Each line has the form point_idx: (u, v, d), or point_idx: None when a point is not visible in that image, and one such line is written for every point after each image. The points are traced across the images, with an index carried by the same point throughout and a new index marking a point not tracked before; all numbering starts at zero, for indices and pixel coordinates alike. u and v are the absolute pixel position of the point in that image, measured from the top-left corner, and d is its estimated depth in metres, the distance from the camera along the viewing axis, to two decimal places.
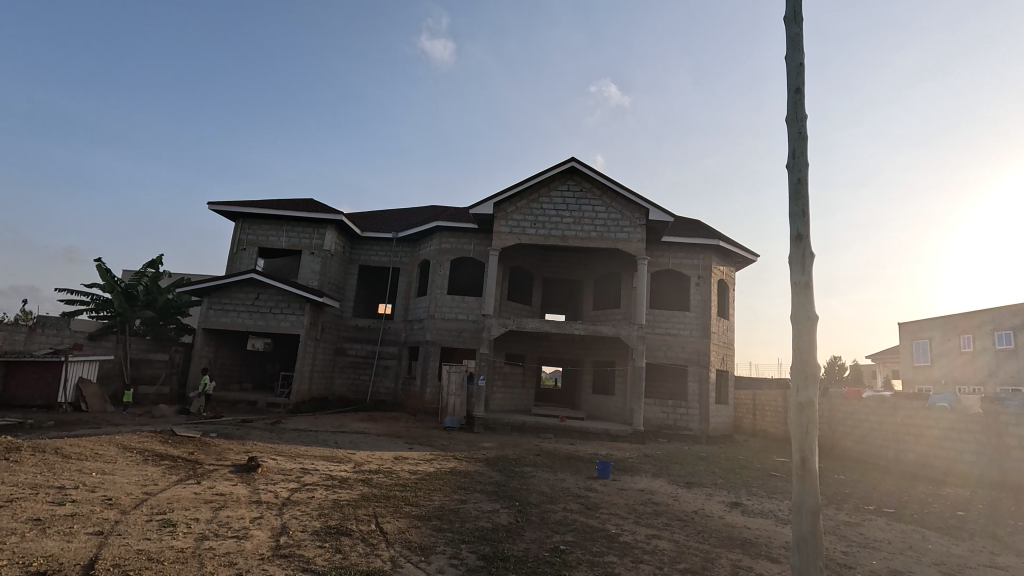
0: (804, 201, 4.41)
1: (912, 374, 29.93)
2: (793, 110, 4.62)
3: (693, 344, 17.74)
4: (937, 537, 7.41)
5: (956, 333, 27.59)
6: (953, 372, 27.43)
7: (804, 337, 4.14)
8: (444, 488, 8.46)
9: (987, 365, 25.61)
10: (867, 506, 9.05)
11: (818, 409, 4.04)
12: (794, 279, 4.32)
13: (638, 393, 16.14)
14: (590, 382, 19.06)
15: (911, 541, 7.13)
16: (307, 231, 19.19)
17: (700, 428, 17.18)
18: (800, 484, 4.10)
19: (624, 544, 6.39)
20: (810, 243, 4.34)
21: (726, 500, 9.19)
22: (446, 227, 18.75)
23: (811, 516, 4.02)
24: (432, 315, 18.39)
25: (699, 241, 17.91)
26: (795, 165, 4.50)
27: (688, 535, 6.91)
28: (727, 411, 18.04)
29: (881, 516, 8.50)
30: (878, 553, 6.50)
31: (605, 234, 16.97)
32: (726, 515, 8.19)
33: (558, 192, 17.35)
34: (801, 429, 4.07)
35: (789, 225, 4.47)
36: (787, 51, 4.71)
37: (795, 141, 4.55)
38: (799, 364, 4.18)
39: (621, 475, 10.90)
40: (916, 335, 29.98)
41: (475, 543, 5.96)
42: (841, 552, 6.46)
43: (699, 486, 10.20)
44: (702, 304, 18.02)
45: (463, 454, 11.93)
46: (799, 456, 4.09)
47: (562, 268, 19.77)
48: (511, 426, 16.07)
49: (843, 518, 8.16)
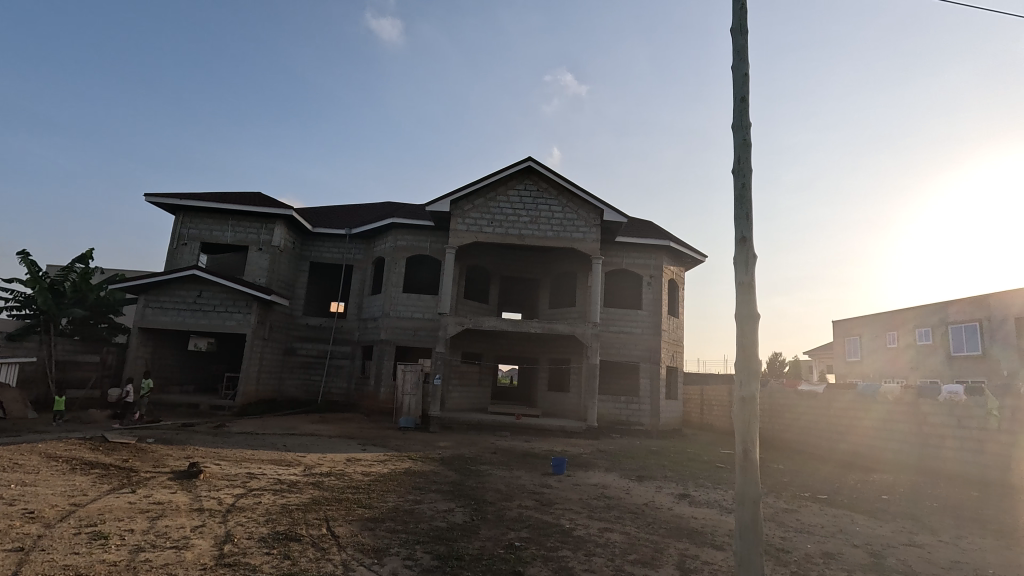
0: (748, 205, 4.64)
1: (845, 368, 32.20)
2: (738, 117, 4.84)
3: (646, 342, 18.27)
4: (864, 520, 7.97)
5: (883, 330, 29.77)
6: (881, 366, 29.64)
7: (747, 334, 4.37)
8: (398, 489, 8.34)
9: (909, 360, 27.79)
10: (804, 494, 9.57)
11: (759, 403, 4.29)
12: (739, 279, 4.55)
13: (592, 389, 16.45)
14: (546, 379, 19.29)
15: (842, 524, 7.64)
16: (254, 226, 18.39)
17: (652, 423, 17.73)
18: (743, 474, 4.31)
19: (578, 538, 6.52)
20: (753, 245, 4.57)
21: (675, 492, 9.52)
22: (401, 224, 18.45)
23: (753, 504, 4.25)
24: (387, 314, 18.06)
25: (651, 241, 18.40)
26: (740, 170, 4.73)
27: (639, 527, 7.14)
28: (676, 406, 18.76)
29: (816, 502, 9.05)
30: (812, 537, 6.92)
31: (561, 233, 17.17)
32: (675, 507, 8.49)
33: (515, 191, 17.43)
34: (744, 422, 4.30)
35: (734, 228, 4.69)
36: (733, 61, 4.92)
37: (740, 147, 4.78)
38: (742, 361, 4.41)
39: (575, 471, 11.10)
40: (848, 332, 32.21)
41: (430, 543, 5.92)
42: (780, 538, 6.82)
43: (649, 480, 10.52)
44: (654, 303, 18.57)
45: (419, 455, 11.81)
46: (742, 448, 4.31)
47: (519, 267, 19.83)
48: (467, 425, 16.02)
49: (781, 505, 8.63)
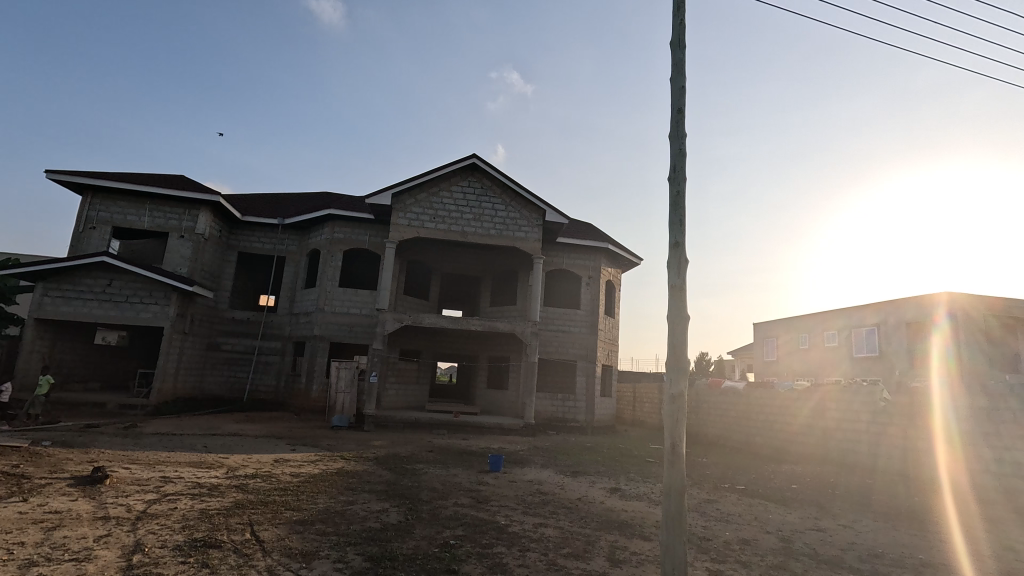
0: (681, 212, 4.88)
1: (763, 367, 34.71)
2: (675, 127, 5.07)
3: (583, 341, 18.74)
4: (776, 507, 8.61)
5: (795, 332, 32.38)
6: (793, 365, 32.21)
7: (677, 335, 4.61)
8: (330, 490, 8.05)
9: (818, 360, 30.39)
10: (724, 485, 10.19)
11: (686, 400, 4.54)
12: (671, 282, 4.78)
13: (530, 387, 16.67)
14: (485, 377, 19.33)
15: (757, 512, 8.22)
16: (176, 211, 17.10)
17: (586, 420, 18.22)
18: (670, 468, 4.54)
19: (512, 534, 6.59)
20: (684, 251, 4.81)
21: (607, 486, 9.85)
22: (339, 216, 17.81)
23: (678, 496, 4.50)
24: (322, 309, 17.38)
25: (591, 243, 18.92)
26: (675, 178, 4.96)
27: (572, 521, 7.32)
28: (610, 403, 19.39)
29: (734, 492, 9.66)
30: (730, 525, 7.39)
31: (503, 232, 17.23)
32: (606, 500, 8.78)
33: (459, 187, 17.31)
34: (673, 419, 4.53)
35: (668, 233, 4.92)
36: (671, 74, 5.15)
37: (676, 156, 5.01)
38: (672, 360, 4.65)
39: (511, 467, 11.21)
40: (766, 334, 34.73)
41: (362, 544, 5.77)
42: (702, 527, 7.23)
43: (583, 475, 10.81)
44: (591, 303, 19.08)
45: (352, 454, 11.47)
46: (670, 442, 4.54)
47: (461, 264, 19.74)
48: (403, 423, 15.74)
49: (703, 496, 9.15)
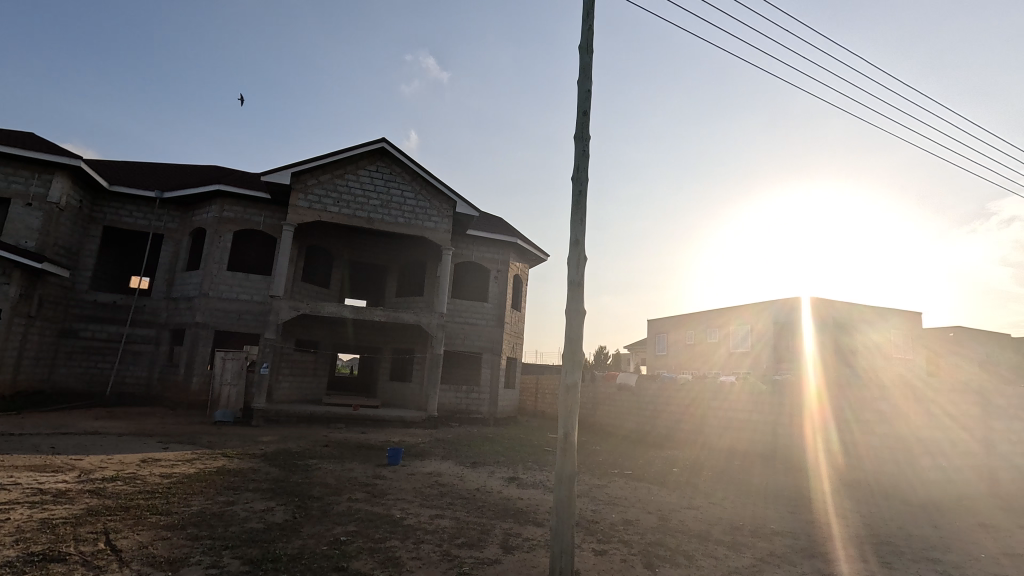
0: (582, 210, 5.10)
1: (654, 361, 37.52)
2: (580, 129, 5.26)
3: (489, 333, 18.92)
4: (657, 489, 9.35)
5: (683, 329, 35.35)
6: (679, 358, 35.18)
7: (573, 329, 4.83)
8: (206, 491, 7.38)
9: (700, 354, 33.46)
10: (613, 470, 10.85)
11: (579, 390, 4.78)
12: (571, 278, 4.98)
13: (434, 379, 16.53)
14: (387, 369, 18.84)
15: (640, 494, 8.86)
16: (22, 174, 14.62)
17: (489, 411, 18.45)
18: (562, 455, 4.76)
19: (407, 527, 6.51)
20: (584, 248, 5.03)
21: (505, 476, 10.05)
22: (230, 193, 16.33)
23: (568, 482, 4.72)
24: (206, 294, 15.86)
25: (500, 236, 19.08)
26: (578, 177, 5.16)
27: (468, 511, 7.39)
28: (513, 395, 19.80)
29: (622, 476, 10.33)
30: (617, 508, 7.89)
31: (412, 221, 16.85)
32: (503, 489, 8.97)
33: (366, 172, 16.63)
34: (566, 408, 4.74)
35: (570, 231, 5.11)
36: (579, 77, 5.32)
37: (580, 157, 5.21)
38: (569, 352, 4.87)
39: (411, 460, 11.05)
40: (658, 330, 37.56)
41: (242, 547, 5.37)
42: (591, 510, 7.65)
43: (482, 465, 10.94)
44: (499, 296, 19.30)
45: (236, 451, 10.62)
46: (564, 432, 4.75)
47: (367, 252, 19.06)
48: (297, 417, 14.88)
49: (594, 481, 9.67)
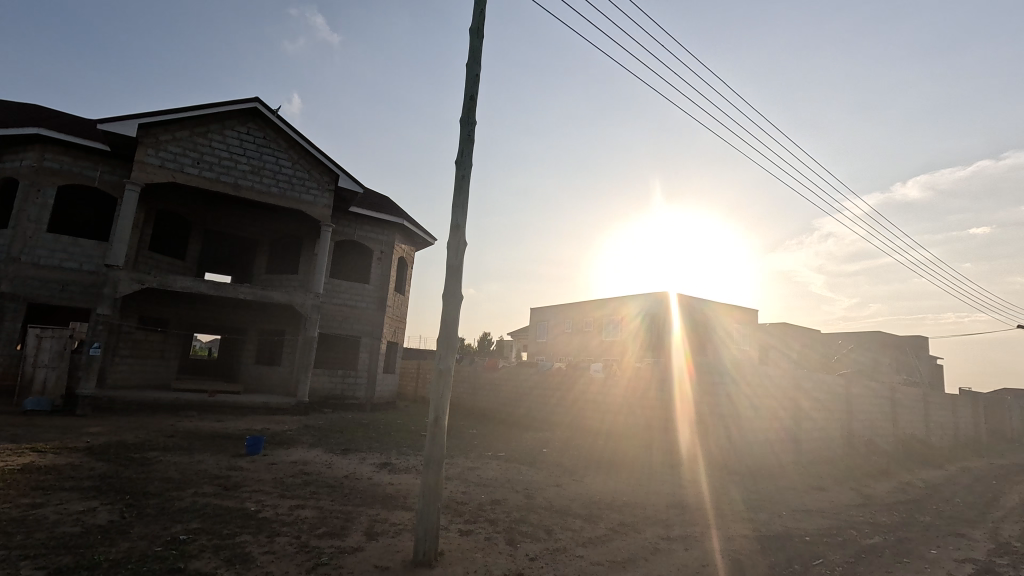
0: (464, 195, 5.08)
1: (535, 348, 39.17)
2: (466, 114, 5.21)
3: (369, 316, 18.21)
4: (526, 469, 9.78)
5: (562, 318, 37.31)
6: (558, 346, 37.14)
7: (449, 313, 4.82)
8: (4, 494, 6.18)
9: (577, 342, 35.61)
10: (487, 453, 11.13)
11: (452, 374, 4.80)
12: (449, 263, 4.95)
13: (306, 363, 15.54)
14: (253, 351, 17.31)
15: (510, 475, 9.20)
16: None
17: (366, 396, 17.84)
18: (431, 440, 4.74)
19: (262, 520, 6.06)
20: (464, 233, 5.02)
21: (378, 462, 9.81)
22: (55, 140, 13.68)
23: (436, 466, 4.73)
24: (16, 259, 13.18)
25: (386, 217, 18.40)
26: (462, 162, 5.12)
27: (333, 500, 7.08)
28: (392, 379, 19.35)
29: (495, 458, 10.63)
30: (486, 489, 8.11)
31: (287, 192, 15.53)
32: (374, 476, 8.74)
33: (234, 133, 14.96)
34: (438, 392, 4.74)
35: (451, 215, 5.07)
36: (468, 60, 5.26)
37: (464, 142, 5.18)
38: (443, 337, 4.85)
39: (275, 449, 10.30)
40: (540, 318, 39.22)
41: (48, 556, 4.59)
42: (461, 492, 7.76)
43: (354, 452, 10.55)
44: (381, 278, 18.64)
45: (52, 445, 9.04)
46: (434, 416, 4.74)
47: (235, 222, 17.26)
48: (137, 405, 13.07)
49: (467, 464, 9.83)
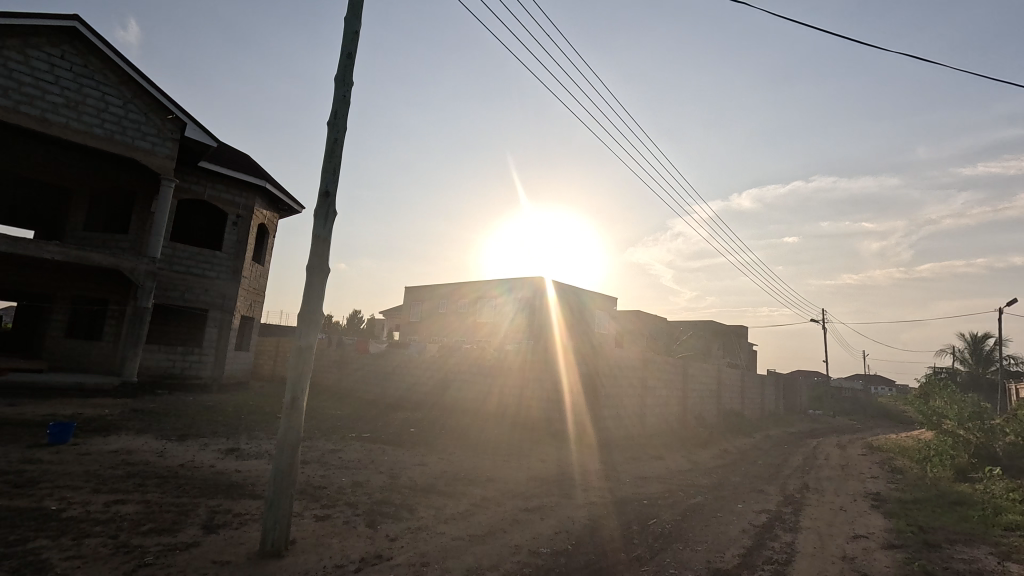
0: (336, 161, 4.70)
1: (407, 327, 38.45)
2: (342, 72, 4.80)
3: (219, 287, 16.23)
4: (391, 450, 9.56)
5: (436, 298, 37.05)
6: (431, 326, 36.87)
7: (313, 287, 4.47)
8: None
9: (450, 322, 35.71)
10: (350, 435, 10.67)
11: (313, 353, 4.48)
12: (315, 232, 4.56)
13: (136, 338, 13.40)
14: (63, 322, 14.46)
15: (374, 456, 8.93)
16: None
17: (212, 376, 15.98)
18: (286, 422, 4.37)
19: (67, 520, 5.11)
20: (334, 202, 4.66)
21: (222, 448, 8.85)
22: None
23: (291, 449, 4.39)
24: None
25: (245, 177, 16.46)
26: (335, 125, 4.72)
27: (164, 492, 6.23)
28: (245, 358, 17.58)
29: (359, 440, 10.22)
30: (347, 471, 7.77)
31: (116, 135, 13.09)
32: (218, 463, 7.87)
33: (42, 54, 12.19)
34: (296, 372, 4.39)
35: (320, 181, 4.67)
36: (347, 14, 4.83)
37: (338, 103, 4.78)
38: (305, 312, 4.49)
39: (89, 437, 8.75)
40: (414, 297, 38.53)
41: None
42: (319, 476, 7.32)
43: (194, 438, 9.40)
44: (236, 246, 16.70)
45: None
46: (290, 396, 4.38)
47: (36, 163, 13.95)
48: None
49: (328, 447, 9.31)
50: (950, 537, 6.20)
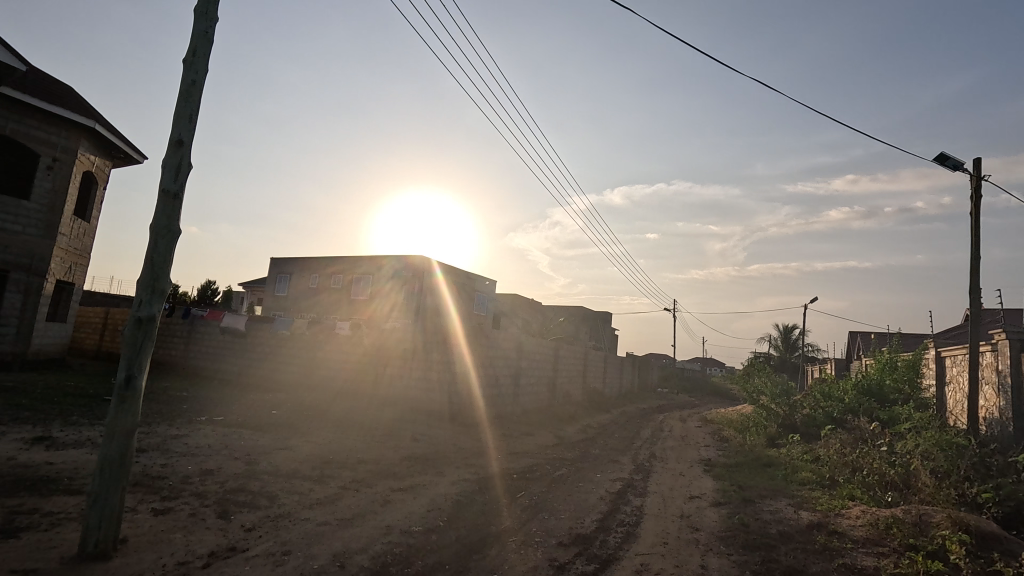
0: (193, 106, 4.08)
1: (272, 302, 35.36)
2: (205, 2, 4.15)
3: (26, 244, 13.33)
4: (250, 434, 8.77)
5: (307, 272, 34.46)
6: (300, 302, 34.30)
7: (159, 250, 3.85)
8: None
9: (322, 299, 33.52)
10: (199, 418, 9.53)
11: (157, 326, 3.89)
12: (163, 186, 3.93)
13: None
14: None
15: (228, 441, 8.11)
16: None
17: (13, 351, 13.18)
18: (118, 406, 3.75)
19: None
20: (189, 153, 4.05)
21: (27, 437, 7.35)
22: None
23: (125, 436, 3.79)
24: None
25: (65, 112, 13.55)
26: (193, 64, 4.08)
27: None
28: (61, 330, 14.76)
29: (210, 424, 9.20)
30: (195, 458, 6.96)
31: None
32: (19, 455, 6.52)
33: None
34: (133, 346, 3.78)
35: (171, 127, 4.01)
36: None
37: (199, 39, 4.13)
38: (146, 278, 3.86)
39: None
40: (281, 269, 35.48)
41: None
42: (159, 465, 6.45)
43: None
44: (52, 195, 13.81)
45: None
46: (124, 375, 3.77)
47: None
48: None
49: (171, 432, 8.24)
50: (761, 494, 7.43)
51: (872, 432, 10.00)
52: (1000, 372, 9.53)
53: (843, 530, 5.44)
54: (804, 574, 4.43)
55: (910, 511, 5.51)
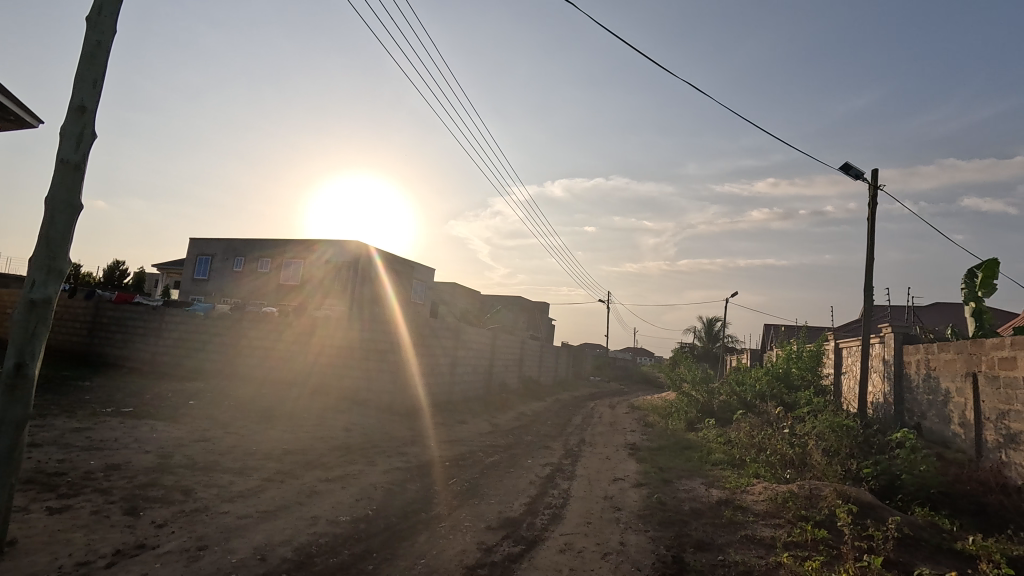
0: (98, 69, 3.73)
1: (190, 286, 33.02)
2: None
3: None
4: (163, 426, 8.21)
5: (231, 255, 32.42)
6: (222, 286, 32.25)
7: (56, 226, 3.51)
8: None
9: (247, 284, 31.70)
10: (104, 410, 8.80)
11: (53, 309, 3.56)
12: (62, 156, 3.58)
13: None
14: None
15: (138, 434, 7.55)
16: None
17: None
18: (5, 396, 3.41)
19: None
20: (92, 121, 3.70)
21: None
22: None
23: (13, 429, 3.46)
24: None
25: None
26: (99, 23, 3.73)
27: None
28: None
29: (117, 416, 8.52)
30: (99, 453, 6.44)
31: None
32: None
33: None
34: (24, 331, 3.43)
35: (72, 91, 3.65)
36: None
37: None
38: (40, 256, 3.51)
39: None
40: (202, 251, 33.17)
41: None
42: (56, 461, 5.92)
43: None
44: None
45: None
46: (13, 362, 3.43)
47: None
48: None
49: (70, 425, 7.56)
50: (678, 474, 7.97)
51: (777, 416, 10.94)
52: (885, 361, 10.71)
53: (746, 505, 5.96)
54: (710, 546, 4.83)
55: (804, 487, 6.11)
